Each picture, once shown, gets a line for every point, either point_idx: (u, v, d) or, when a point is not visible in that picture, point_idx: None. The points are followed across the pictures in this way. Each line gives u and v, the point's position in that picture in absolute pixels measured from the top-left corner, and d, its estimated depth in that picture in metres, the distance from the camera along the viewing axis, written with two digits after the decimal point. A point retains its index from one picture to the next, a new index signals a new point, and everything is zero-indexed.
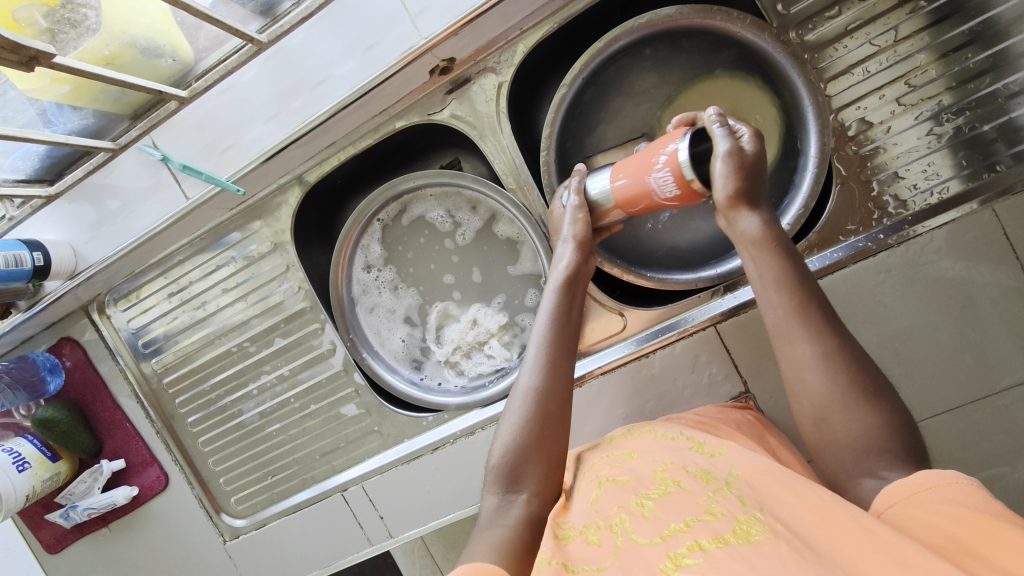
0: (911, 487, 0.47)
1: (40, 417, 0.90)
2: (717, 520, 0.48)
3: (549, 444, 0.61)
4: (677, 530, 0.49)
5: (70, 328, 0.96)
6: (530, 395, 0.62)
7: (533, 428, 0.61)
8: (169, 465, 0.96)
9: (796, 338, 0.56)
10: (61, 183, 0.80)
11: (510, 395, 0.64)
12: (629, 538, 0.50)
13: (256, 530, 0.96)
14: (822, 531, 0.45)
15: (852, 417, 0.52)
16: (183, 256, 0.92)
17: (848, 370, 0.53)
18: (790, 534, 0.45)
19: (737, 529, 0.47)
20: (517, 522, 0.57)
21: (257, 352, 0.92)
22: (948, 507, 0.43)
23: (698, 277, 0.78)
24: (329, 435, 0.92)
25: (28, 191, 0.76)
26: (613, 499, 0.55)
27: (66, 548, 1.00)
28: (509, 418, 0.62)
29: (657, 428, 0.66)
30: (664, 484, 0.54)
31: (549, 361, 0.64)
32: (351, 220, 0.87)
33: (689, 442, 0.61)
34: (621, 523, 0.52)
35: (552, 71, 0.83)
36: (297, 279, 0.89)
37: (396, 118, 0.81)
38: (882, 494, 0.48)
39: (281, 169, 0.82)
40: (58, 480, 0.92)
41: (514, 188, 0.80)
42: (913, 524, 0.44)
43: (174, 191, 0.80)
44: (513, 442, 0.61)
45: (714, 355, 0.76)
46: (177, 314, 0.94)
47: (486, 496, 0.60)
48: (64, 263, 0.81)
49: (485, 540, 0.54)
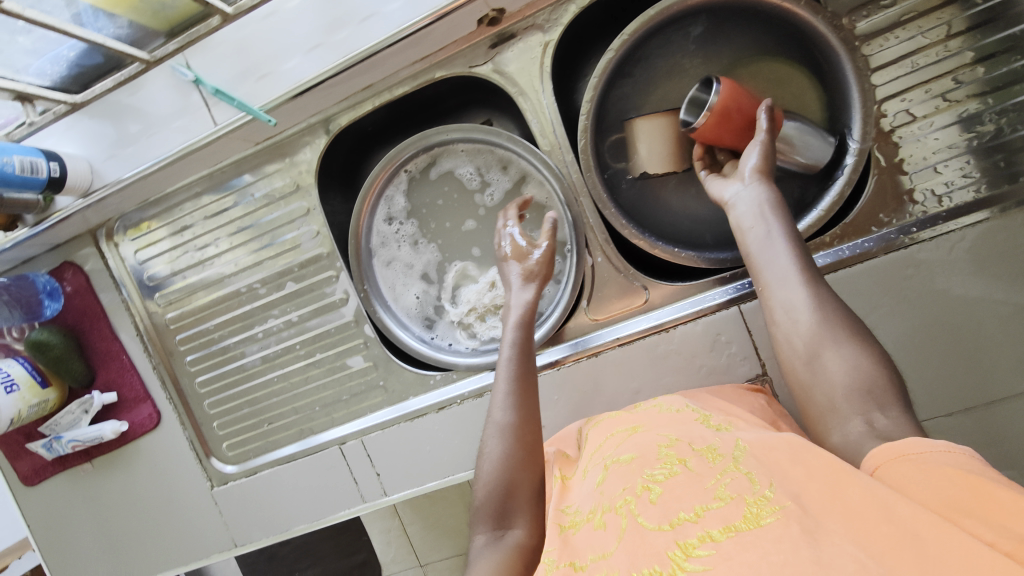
0: (897, 449, 0.45)
1: (35, 339, 0.89)
2: (727, 505, 0.47)
3: (528, 470, 0.63)
4: (686, 518, 0.47)
5: (74, 253, 0.93)
6: (505, 430, 0.65)
7: (512, 455, 0.64)
8: (163, 403, 0.94)
9: (780, 284, 0.58)
10: (87, 94, 0.78)
11: (487, 430, 0.67)
12: (634, 521, 0.50)
13: (246, 478, 0.94)
14: (829, 498, 0.43)
15: (847, 350, 0.52)
16: (200, 190, 0.90)
17: (842, 312, 0.55)
18: (802, 510, 0.43)
19: (748, 514, 0.45)
20: (513, 549, 0.57)
21: (267, 295, 0.90)
22: (932, 468, 0.41)
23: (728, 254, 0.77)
24: (332, 387, 0.90)
25: (55, 96, 0.74)
26: (619, 479, 0.56)
27: (43, 481, 1.01)
28: (491, 453, 0.64)
29: (662, 403, 0.69)
30: (670, 464, 0.54)
31: (517, 398, 0.67)
32: (379, 167, 0.85)
33: (695, 415, 0.63)
34: (625, 505, 0.53)
35: (594, 39, 0.82)
36: (317, 223, 0.87)
37: (437, 67, 0.80)
38: (868, 457, 0.46)
39: (313, 107, 0.80)
40: (45, 407, 0.91)
41: (549, 149, 0.80)
42: (909, 480, 0.42)
43: (203, 114, 0.77)
44: (494, 475, 0.63)
45: (735, 335, 0.75)
46: (186, 250, 0.92)
47: (474, 533, 0.60)
48: (80, 179, 0.79)
49: (484, 570, 0.54)
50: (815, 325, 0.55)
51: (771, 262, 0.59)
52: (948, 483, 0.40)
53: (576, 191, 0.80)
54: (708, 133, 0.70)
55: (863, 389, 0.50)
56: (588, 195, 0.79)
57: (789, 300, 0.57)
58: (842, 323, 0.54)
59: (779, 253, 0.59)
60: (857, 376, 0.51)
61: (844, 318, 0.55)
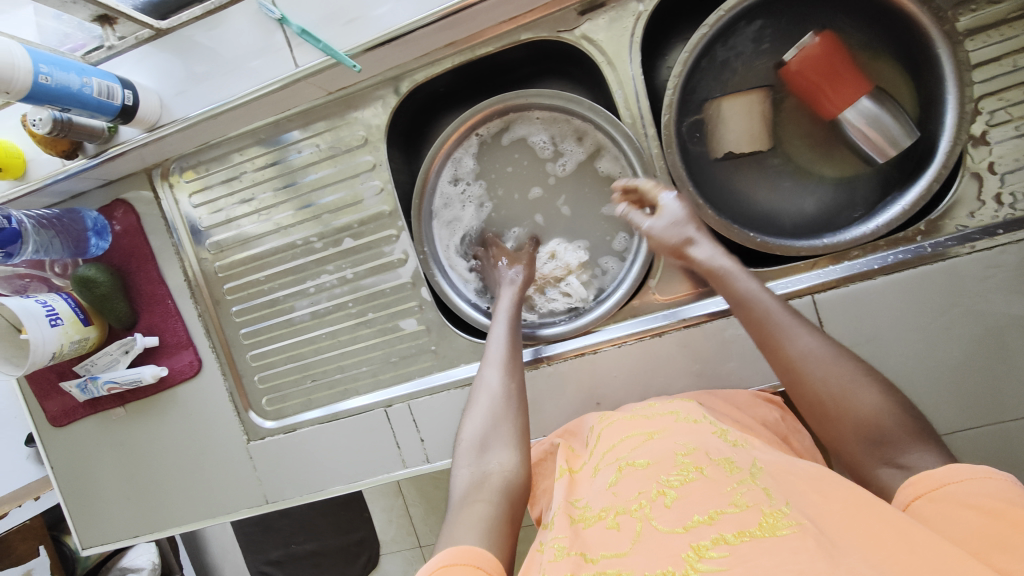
0: (938, 479, 0.48)
1: (82, 275, 0.87)
2: (743, 512, 0.48)
3: (513, 419, 0.67)
4: (700, 521, 0.49)
5: (125, 191, 0.91)
6: (492, 392, 0.68)
7: (499, 414, 0.67)
8: (205, 351, 0.92)
9: (793, 333, 0.58)
10: (172, 21, 0.76)
11: (475, 392, 0.70)
12: (650, 525, 0.50)
13: (284, 435, 0.92)
14: (843, 519, 0.45)
15: (862, 397, 0.54)
16: (263, 137, 0.88)
17: (830, 361, 0.56)
18: (817, 527, 0.45)
19: (763, 522, 0.47)
20: (496, 490, 0.59)
21: (323, 249, 0.88)
22: (974, 499, 0.45)
23: (810, 243, 0.75)
24: (381, 348, 0.89)
25: (144, 18, 0.72)
26: (634, 483, 0.55)
27: (71, 423, 0.98)
28: (479, 408, 0.67)
29: (681, 410, 0.67)
30: (686, 470, 0.55)
31: (505, 359, 0.71)
32: (452, 127, 0.83)
33: (712, 428, 0.62)
34: (641, 508, 0.52)
35: (682, 15, 0.81)
36: (381, 180, 0.85)
37: (523, 29, 0.78)
38: (905, 486, 0.49)
39: (394, 59, 0.79)
40: (84, 345, 0.89)
41: (630, 122, 0.78)
42: (943, 513, 0.45)
43: (285, 55, 0.75)
44: (479, 425, 0.66)
45: (806, 324, 0.74)
46: (242, 196, 0.90)
47: (457, 470, 0.63)
48: (150, 111, 0.77)
49: (473, 514, 0.56)
50: (827, 374, 0.55)
51: (754, 325, 0.61)
52: (976, 517, 0.43)
53: (654, 168, 0.78)
54: (797, 66, 0.74)
55: (877, 435, 0.53)
56: (666, 172, 0.78)
57: (799, 350, 0.57)
58: (828, 372, 0.56)
59: (757, 322, 0.60)
60: (873, 421, 0.53)
61: (834, 363, 0.56)
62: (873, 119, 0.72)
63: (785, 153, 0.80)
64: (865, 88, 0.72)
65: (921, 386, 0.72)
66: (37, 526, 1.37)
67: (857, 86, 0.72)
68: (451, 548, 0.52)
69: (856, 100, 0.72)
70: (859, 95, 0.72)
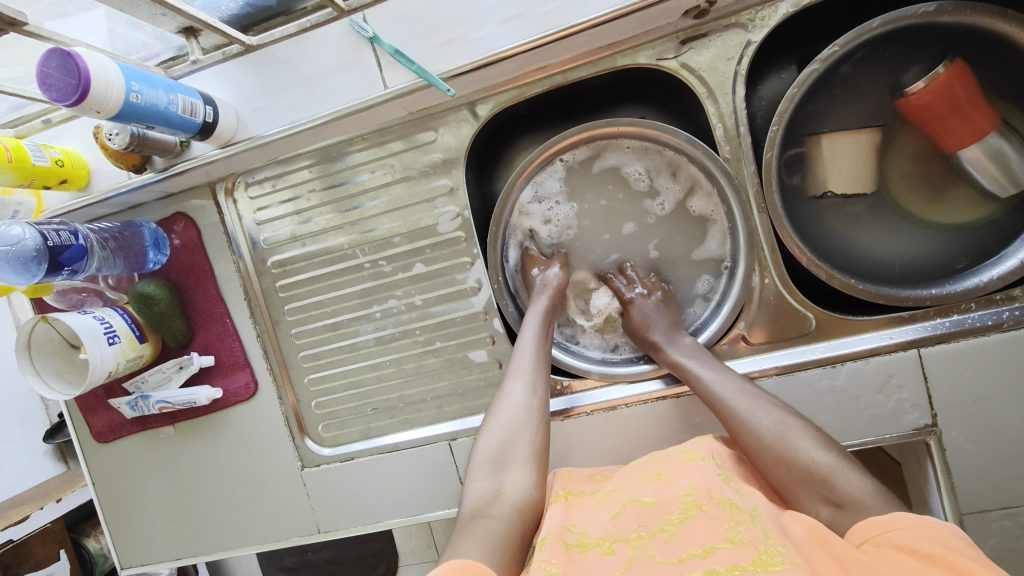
0: (884, 524, 0.50)
1: (141, 292, 0.83)
2: (738, 548, 0.50)
3: (533, 434, 0.66)
4: (695, 555, 0.51)
5: (187, 204, 0.87)
6: (516, 404, 0.67)
7: (519, 427, 0.66)
8: (263, 373, 0.89)
9: (733, 399, 0.66)
10: (262, 37, 0.72)
11: (497, 402, 0.69)
12: (646, 554, 0.53)
13: (340, 463, 0.89)
14: (831, 568, 0.47)
15: (807, 449, 0.59)
16: (334, 155, 0.84)
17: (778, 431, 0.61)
18: (809, 569, 0.47)
19: (757, 558, 0.49)
20: (509, 510, 0.59)
21: (391, 274, 0.85)
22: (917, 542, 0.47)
23: (924, 290, 0.71)
24: (448, 378, 0.85)
25: (232, 32, 0.68)
26: (634, 516, 0.57)
27: (117, 439, 0.95)
28: (499, 421, 0.66)
29: (689, 447, 0.66)
30: (688, 508, 0.56)
31: (531, 373, 0.70)
32: (536, 152, 0.79)
33: (718, 470, 0.61)
34: (639, 539, 0.55)
35: (777, 41, 0.77)
36: (458, 205, 0.82)
37: (621, 56, 0.74)
38: (855, 531, 0.51)
39: (485, 81, 0.75)
40: (139, 363, 0.85)
41: (729, 158, 0.75)
42: (882, 554, 0.47)
43: (374, 75, 0.72)
44: (499, 438, 0.65)
45: (909, 380, 0.70)
46: (310, 214, 0.86)
47: (470, 481, 0.63)
48: (227, 127, 0.73)
49: (484, 530, 0.56)
50: (761, 429, 0.62)
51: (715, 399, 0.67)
52: (911, 559, 0.45)
53: (751, 207, 0.75)
54: (923, 97, 0.70)
55: (815, 477, 0.57)
56: (765, 211, 0.74)
57: (739, 413, 0.64)
58: (769, 442, 0.61)
59: (714, 400, 0.67)
60: (807, 462, 0.58)
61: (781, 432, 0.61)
62: (995, 154, 0.69)
63: (890, 195, 0.76)
64: (991, 125, 0.68)
65: None
66: (58, 530, 1.20)
67: (985, 121, 0.68)
68: (453, 561, 0.52)
69: (980, 138, 0.69)
70: (983, 134, 0.68)
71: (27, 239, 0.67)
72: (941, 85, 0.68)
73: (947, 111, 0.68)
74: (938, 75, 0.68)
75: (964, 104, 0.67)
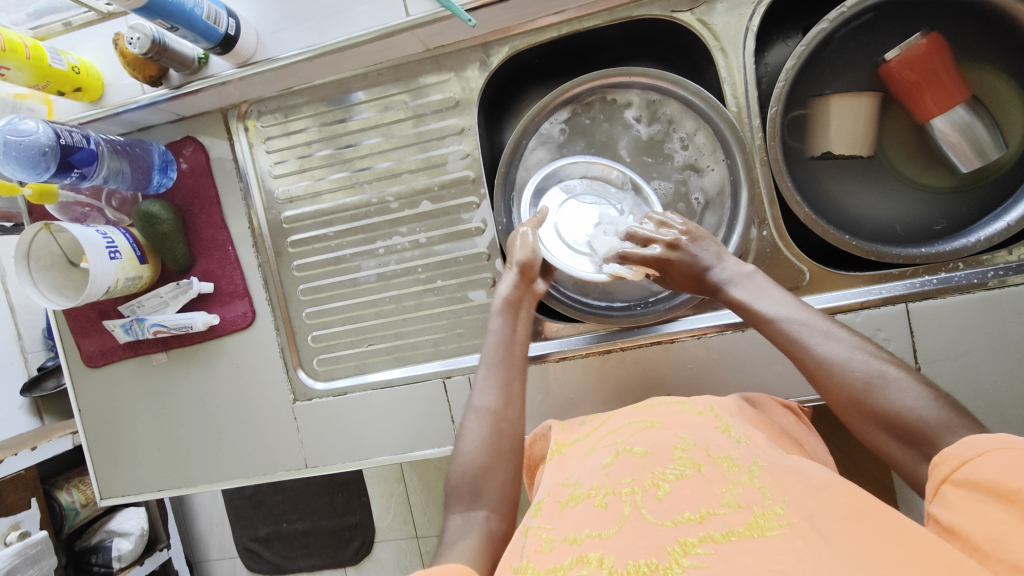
0: (957, 456, 0.45)
1: (146, 210, 0.83)
2: (734, 512, 0.46)
3: (507, 449, 0.64)
4: (690, 518, 0.47)
5: (197, 129, 0.87)
6: (483, 416, 0.66)
7: (491, 438, 0.64)
8: (261, 303, 0.89)
9: (811, 341, 0.57)
10: None
11: (465, 415, 0.67)
12: (637, 512, 0.50)
13: (331, 398, 0.89)
14: (840, 523, 0.43)
15: (886, 392, 0.52)
16: (348, 87, 0.85)
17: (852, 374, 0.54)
18: (809, 530, 0.43)
19: (753, 522, 0.45)
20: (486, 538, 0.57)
21: (398, 210, 0.86)
22: (989, 477, 0.42)
23: (915, 251, 0.72)
24: (446, 317, 0.86)
25: None
26: (627, 468, 0.54)
27: (107, 365, 0.94)
28: (469, 439, 0.64)
29: (686, 403, 0.66)
30: (682, 465, 0.53)
31: (496, 383, 0.68)
32: (548, 97, 0.81)
33: (717, 423, 0.59)
34: (631, 494, 0.51)
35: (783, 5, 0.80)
36: (469, 145, 0.83)
37: (637, 6, 0.77)
38: (931, 473, 0.47)
39: (503, 20, 0.77)
40: (137, 284, 0.85)
41: (735, 112, 0.77)
42: (959, 501, 0.43)
43: (396, 3, 0.74)
44: (469, 461, 0.63)
45: (896, 333, 0.72)
46: (319, 147, 0.87)
47: (449, 514, 0.61)
48: (248, 45, 0.75)
49: (462, 551, 0.54)
50: (847, 375, 0.54)
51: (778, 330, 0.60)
52: (987, 506, 0.41)
53: (754, 160, 0.77)
54: (902, 66, 0.73)
55: None
56: (766, 164, 0.76)
57: (819, 356, 0.56)
58: (844, 385, 0.54)
59: (772, 335, 0.61)
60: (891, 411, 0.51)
61: (847, 376, 0.54)
62: (969, 126, 0.72)
63: (881, 164, 0.80)
64: (961, 95, 0.72)
65: (1009, 406, 0.71)
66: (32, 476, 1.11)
67: (956, 93, 0.71)
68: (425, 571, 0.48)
69: (953, 107, 0.72)
70: (955, 103, 0.72)
71: (40, 134, 0.67)
72: (914, 52, 0.71)
73: (925, 81, 0.72)
74: (916, 43, 0.71)
75: (937, 74, 0.71)
